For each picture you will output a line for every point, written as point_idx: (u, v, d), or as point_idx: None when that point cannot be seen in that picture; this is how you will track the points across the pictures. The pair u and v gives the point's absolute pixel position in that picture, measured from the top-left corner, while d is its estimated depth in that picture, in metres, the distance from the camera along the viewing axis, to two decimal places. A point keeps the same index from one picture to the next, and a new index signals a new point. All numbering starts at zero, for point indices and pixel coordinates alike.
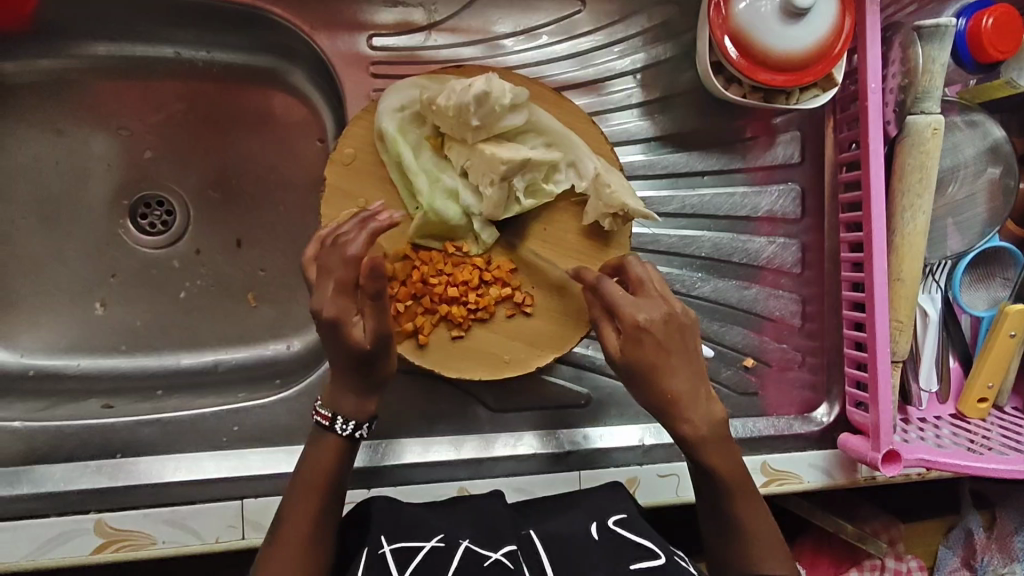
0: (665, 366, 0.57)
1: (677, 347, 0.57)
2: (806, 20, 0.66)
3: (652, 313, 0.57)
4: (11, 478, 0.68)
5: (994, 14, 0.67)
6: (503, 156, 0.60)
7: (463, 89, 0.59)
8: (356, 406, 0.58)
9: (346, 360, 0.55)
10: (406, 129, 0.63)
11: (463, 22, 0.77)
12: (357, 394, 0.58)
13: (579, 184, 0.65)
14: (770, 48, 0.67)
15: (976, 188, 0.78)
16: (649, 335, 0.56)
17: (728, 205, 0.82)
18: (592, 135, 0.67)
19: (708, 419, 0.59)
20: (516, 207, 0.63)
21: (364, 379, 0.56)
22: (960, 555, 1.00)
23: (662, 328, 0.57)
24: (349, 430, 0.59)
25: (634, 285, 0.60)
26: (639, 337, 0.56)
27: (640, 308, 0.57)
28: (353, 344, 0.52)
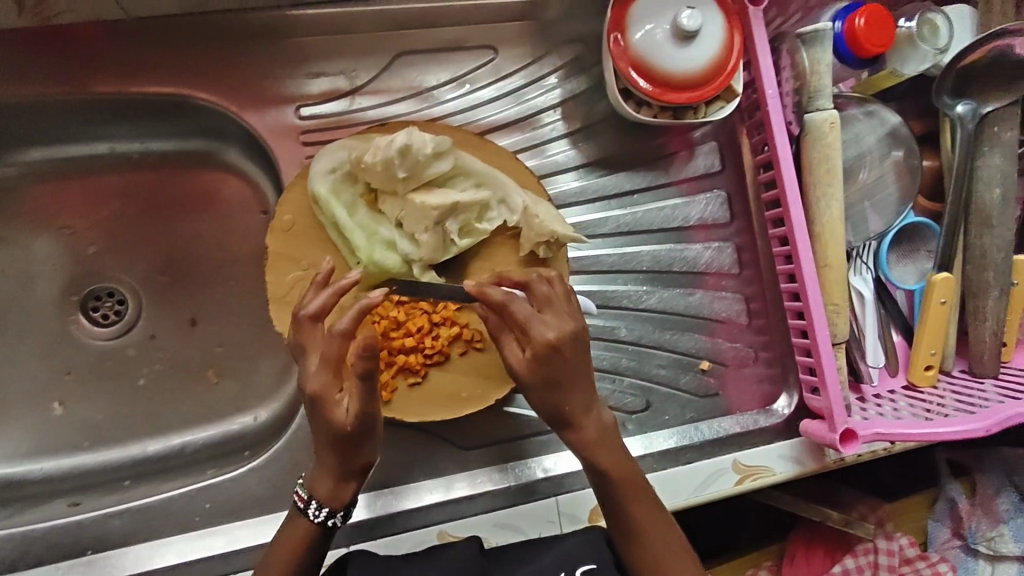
0: (571, 380, 0.58)
1: (581, 357, 0.58)
2: (698, 36, 0.71)
3: (559, 333, 0.57)
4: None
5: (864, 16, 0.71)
6: (433, 202, 0.64)
7: (387, 145, 0.62)
8: (335, 493, 0.60)
9: (332, 444, 0.57)
10: (339, 190, 0.65)
11: (385, 83, 0.80)
12: (332, 478, 0.60)
13: (510, 219, 0.68)
14: (672, 67, 0.72)
15: (885, 170, 0.84)
16: (558, 352, 0.56)
17: (660, 219, 0.86)
18: (517, 170, 0.70)
19: (600, 426, 0.61)
20: (453, 250, 0.66)
21: (342, 460, 0.58)
22: (949, 527, 1.02)
23: (570, 344, 0.57)
24: (321, 516, 0.60)
25: (539, 302, 0.59)
26: (549, 356, 0.56)
27: (549, 326, 0.56)
28: (336, 424, 0.55)
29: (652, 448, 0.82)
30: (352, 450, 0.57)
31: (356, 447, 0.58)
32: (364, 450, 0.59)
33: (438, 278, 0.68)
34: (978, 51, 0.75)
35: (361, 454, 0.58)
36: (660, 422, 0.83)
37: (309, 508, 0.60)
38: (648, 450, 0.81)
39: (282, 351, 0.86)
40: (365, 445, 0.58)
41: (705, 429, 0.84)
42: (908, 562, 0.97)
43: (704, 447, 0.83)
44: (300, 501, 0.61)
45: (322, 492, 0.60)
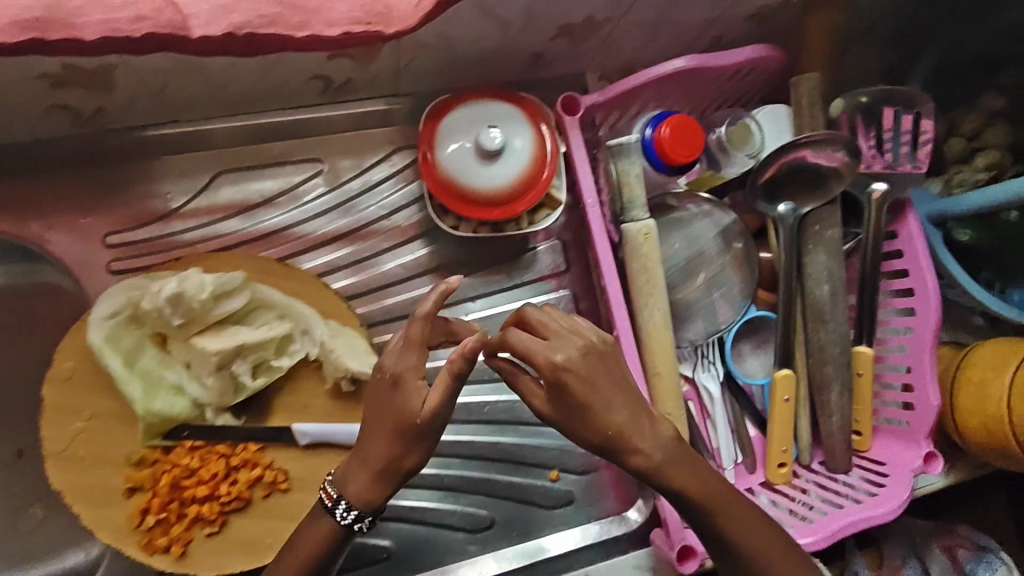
0: (597, 405, 0.54)
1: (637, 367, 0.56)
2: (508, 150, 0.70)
3: (620, 370, 0.56)
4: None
5: (667, 138, 0.72)
6: (213, 347, 0.61)
7: (157, 294, 0.60)
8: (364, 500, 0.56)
9: (404, 432, 0.53)
10: (116, 336, 0.61)
11: (204, 203, 0.76)
12: (373, 478, 0.55)
13: (312, 351, 0.66)
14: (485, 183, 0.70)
15: (725, 265, 0.83)
16: (570, 378, 0.53)
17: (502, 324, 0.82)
18: (321, 299, 0.67)
19: (659, 443, 0.57)
20: (244, 391, 0.64)
21: (367, 461, 0.54)
22: None
23: (582, 362, 0.53)
24: (348, 517, 0.56)
25: (536, 329, 0.56)
26: (557, 380, 0.53)
27: (555, 349, 0.53)
28: (404, 414, 0.53)
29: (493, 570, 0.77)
30: (405, 444, 0.53)
31: (435, 432, 0.53)
32: (415, 453, 0.55)
33: (236, 419, 0.65)
34: (771, 168, 0.77)
35: (439, 433, 0.54)
36: (507, 539, 0.80)
37: (337, 507, 0.56)
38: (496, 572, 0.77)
39: None
40: (437, 432, 0.54)
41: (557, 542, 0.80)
42: None
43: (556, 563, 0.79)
44: (326, 497, 0.57)
45: (356, 496, 0.56)
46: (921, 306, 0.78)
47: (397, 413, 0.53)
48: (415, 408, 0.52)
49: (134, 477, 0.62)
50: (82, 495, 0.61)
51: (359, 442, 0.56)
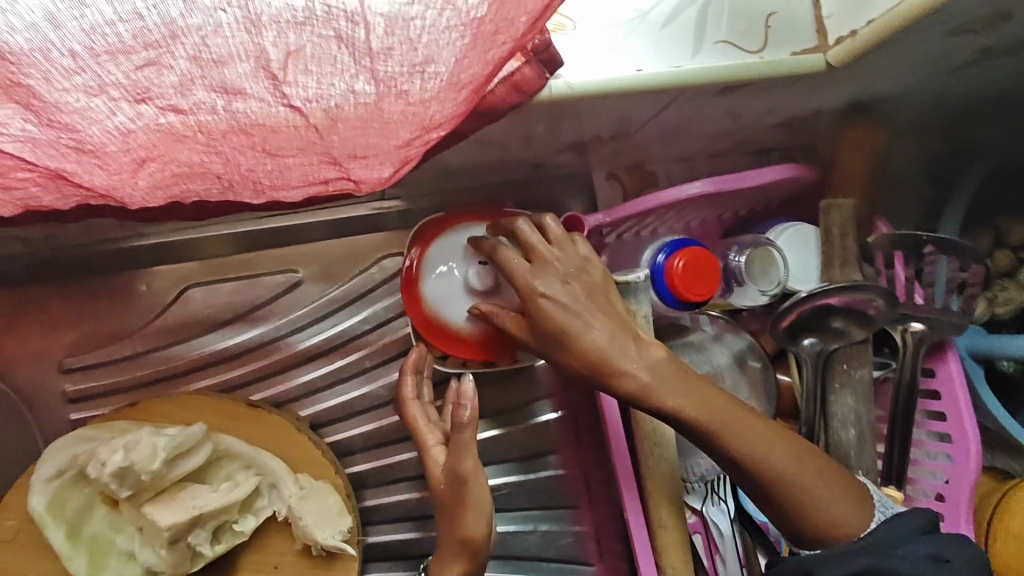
0: (575, 332, 0.55)
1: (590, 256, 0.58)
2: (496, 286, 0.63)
3: (594, 272, 0.57)
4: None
5: (680, 283, 0.65)
6: (166, 518, 0.55)
7: (106, 463, 0.54)
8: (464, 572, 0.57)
9: (452, 506, 0.57)
10: (62, 500, 0.56)
11: (170, 321, 0.71)
12: (455, 549, 0.57)
13: (280, 510, 0.60)
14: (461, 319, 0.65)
15: (744, 392, 0.75)
16: (551, 304, 0.55)
17: (492, 451, 0.76)
18: (292, 449, 0.62)
19: (646, 363, 0.56)
20: (202, 560, 0.57)
21: (448, 531, 0.57)
22: None
23: (565, 292, 0.56)
24: None
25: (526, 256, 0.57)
26: (535, 312, 0.56)
27: (533, 274, 0.56)
28: (433, 477, 0.59)
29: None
30: (459, 514, 0.57)
31: (473, 490, 0.56)
32: (471, 522, 0.57)
33: None
34: (793, 312, 0.69)
35: (480, 492, 0.57)
36: None
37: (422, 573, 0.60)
38: None
39: None
40: (482, 495, 0.57)
41: None
42: None
43: None
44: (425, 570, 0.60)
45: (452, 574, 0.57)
46: (957, 451, 0.70)
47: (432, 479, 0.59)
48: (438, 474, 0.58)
49: None
50: None
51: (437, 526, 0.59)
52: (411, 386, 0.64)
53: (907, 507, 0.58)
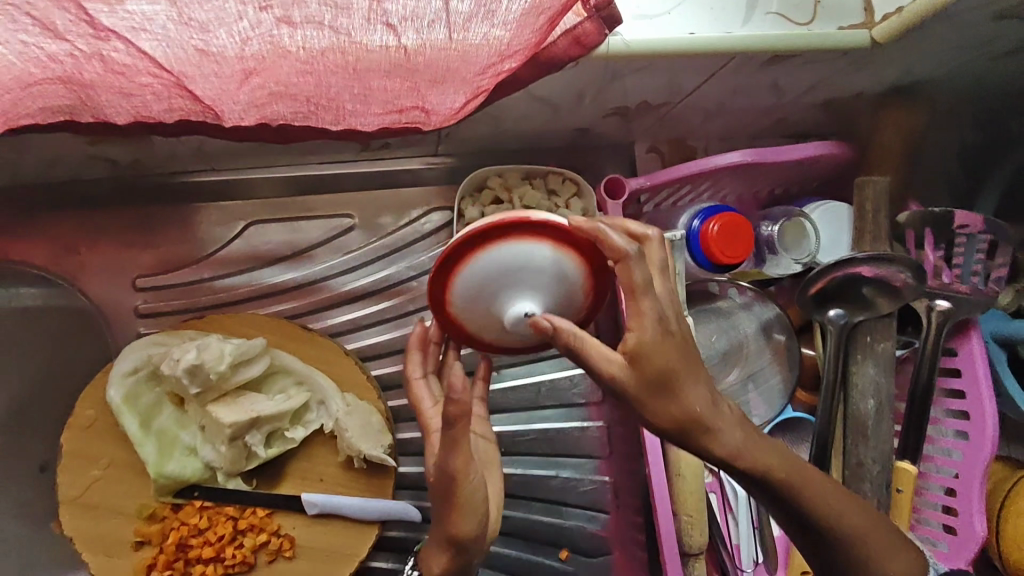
0: (677, 377, 0.42)
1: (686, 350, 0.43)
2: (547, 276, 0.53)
3: (669, 285, 0.44)
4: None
5: (715, 248, 0.68)
6: (228, 417, 0.61)
7: (179, 361, 0.60)
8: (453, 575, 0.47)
9: (439, 500, 0.44)
10: (136, 393, 0.62)
11: (235, 252, 0.77)
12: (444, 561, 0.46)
13: (326, 424, 0.65)
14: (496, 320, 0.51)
15: (766, 361, 0.79)
16: (649, 306, 0.41)
17: (522, 399, 0.81)
18: (340, 371, 0.67)
19: (732, 421, 0.45)
20: (255, 460, 0.63)
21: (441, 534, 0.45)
22: None
23: (659, 290, 0.41)
24: None
25: (631, 288, 0.42)
26: (643, 330, 0.41)
27: (631, 265, 0.42)
28: (433, 476, 0.44)
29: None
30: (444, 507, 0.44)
31: (466, 477, 0.43)
32: (461, 522, 0.45)
33: (247, 483, 0.65)
34: (821, 280, 0.72)
35: (464, 467, 0.43)
36: None
37: None
38: None
39: None
40: (478, 491, 0.44)
41: None
42: None
43: None
44: None
45: (434, 568, 0.47)
46: (973, 430, 0.72)
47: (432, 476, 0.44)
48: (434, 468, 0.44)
49: (143, 531, 0.63)
50: (94, 544, 0.62)
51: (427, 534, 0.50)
52: (419, 359, 0.53)
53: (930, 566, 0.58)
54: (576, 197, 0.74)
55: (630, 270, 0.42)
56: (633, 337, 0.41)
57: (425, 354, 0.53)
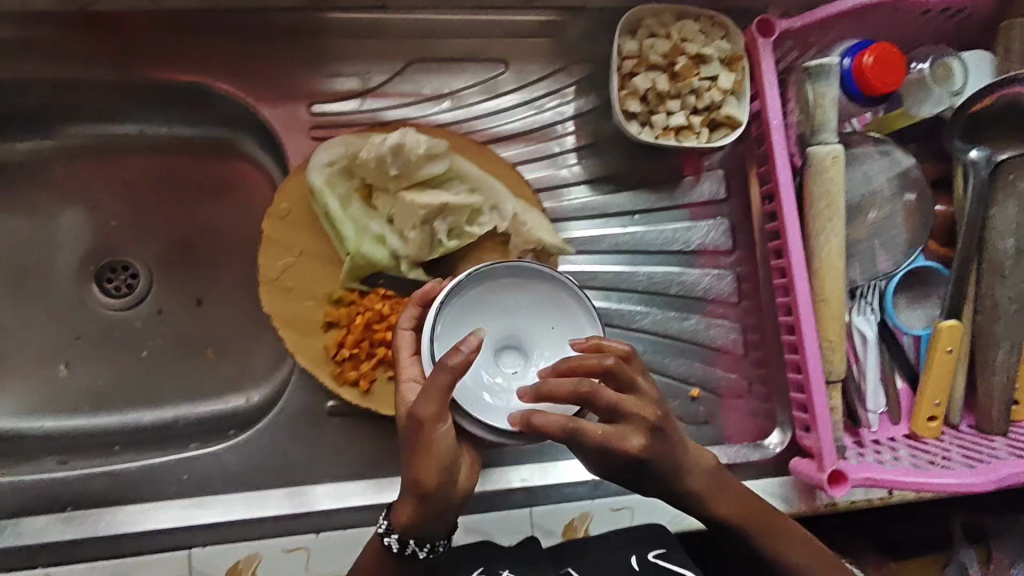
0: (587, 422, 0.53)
1: (670, 446, 0.57)
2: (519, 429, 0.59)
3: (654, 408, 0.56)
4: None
5: (870, 74, 0.72)
6: (423, 200, 0.66)
7: (382, 143, 0.64)
8: (416, 521, 0.54)
9: (408, 447, 0.53)
10: (334, 182, 0.67)
11: (397, 87, 0.82)
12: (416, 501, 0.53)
13: (500, 225, 0.69)
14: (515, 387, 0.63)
15: (896, 209, 0.81)
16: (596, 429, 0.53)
17: (659, 241, 0.85)
18: (512, 179, 0.71)
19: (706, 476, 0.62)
20: (440, 249, 0.68)
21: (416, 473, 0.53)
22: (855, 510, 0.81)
23: (641, 414, 0.55)
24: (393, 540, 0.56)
25: (615, 402, 0.54)
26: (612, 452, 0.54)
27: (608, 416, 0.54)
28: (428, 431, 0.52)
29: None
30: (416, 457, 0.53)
31: (433, 438, 0.52)
32: (426, 467, 0.52)
33: (426, 276, 0.69)
34: (986, 100, 0.77)
35: (439, 442, 0.52)
36: None
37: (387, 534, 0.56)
38: None
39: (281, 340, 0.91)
40: (447, 440, 0.52)
41: None
42: None
43: None
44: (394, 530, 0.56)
45: (401, 515, 0.55)
46: None
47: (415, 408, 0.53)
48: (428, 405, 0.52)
49: (333, 314, 0.68)
50: (290, 323, 0.68)
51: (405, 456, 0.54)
52: (410, 365, 0.58)
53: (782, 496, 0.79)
54: (723, 39, 0.75)
55: (630, 442, 0.54)
56: (621, 448, 0.54)
57: (418, 351, 0.59)
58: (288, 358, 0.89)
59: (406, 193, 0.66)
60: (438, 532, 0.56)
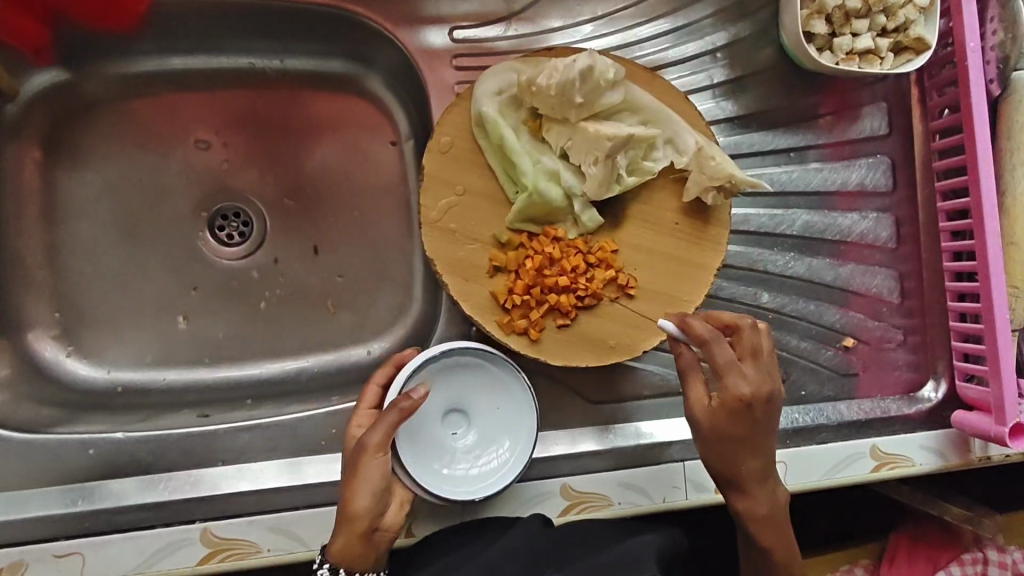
0: (731, 367, 0.58)
1: (766, 423, 0.60)
2: (447, 488, 0.64)
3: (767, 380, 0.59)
4: (79, 494, 0.67)
5: None
6: (608, 132, 0.61)
7: (567, 67, 0.59)
8: (350, 551, 0.58)
9: (346, 473, 0.60)
10: (505, 112, 0.63)
11: (541, 11, 0.77)
12: (356, 534, 0.58)
13: (678, 161, 0.64)
14: (431, 443, 0.66)
15: None
16: (736, 370, 0.58)
17: (815, 180, 0.79)
18: (687, 111, 0.65)
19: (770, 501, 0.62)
20: (618, 186, 0.63)
21: (348, 504, 0.58)
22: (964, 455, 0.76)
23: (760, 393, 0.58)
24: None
25: (743, 350, 0.59)
26: (735, 409, 0.58)
27: (748, 380, 0.58)
28: (361, 460, 0.59)
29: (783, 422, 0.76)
30: (345, 486, 0.59)
31: (364, 468, 0.59)
32: (358, 499, 0.58)
33: (597, 218, 0.64)
34: None
35: (372, 472, 0.59)
36: (796, 397, 0.78)
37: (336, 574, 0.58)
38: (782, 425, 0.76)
39: (401, 287, 0.84)
40: (378, 471, 0.59)
41: (844, 409, 0.78)
42: None
43: (841, 428, 0.77)
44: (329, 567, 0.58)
45: (335, 544, 0.58)
46: None
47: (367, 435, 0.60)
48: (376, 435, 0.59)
49: (500, 257, 0.63)
50: (453, 266, 0.63)
51: (343, 507, 0.59)
52: (364, 413, 0.65)
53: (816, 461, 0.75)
54: None
55: (740, 386, 0.58)
56: (732, 383, 0.58)
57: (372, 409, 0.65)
58: (413, 309, 0.83)
59: (586, 124, 0.62)
60: (366, 565, 0.59)
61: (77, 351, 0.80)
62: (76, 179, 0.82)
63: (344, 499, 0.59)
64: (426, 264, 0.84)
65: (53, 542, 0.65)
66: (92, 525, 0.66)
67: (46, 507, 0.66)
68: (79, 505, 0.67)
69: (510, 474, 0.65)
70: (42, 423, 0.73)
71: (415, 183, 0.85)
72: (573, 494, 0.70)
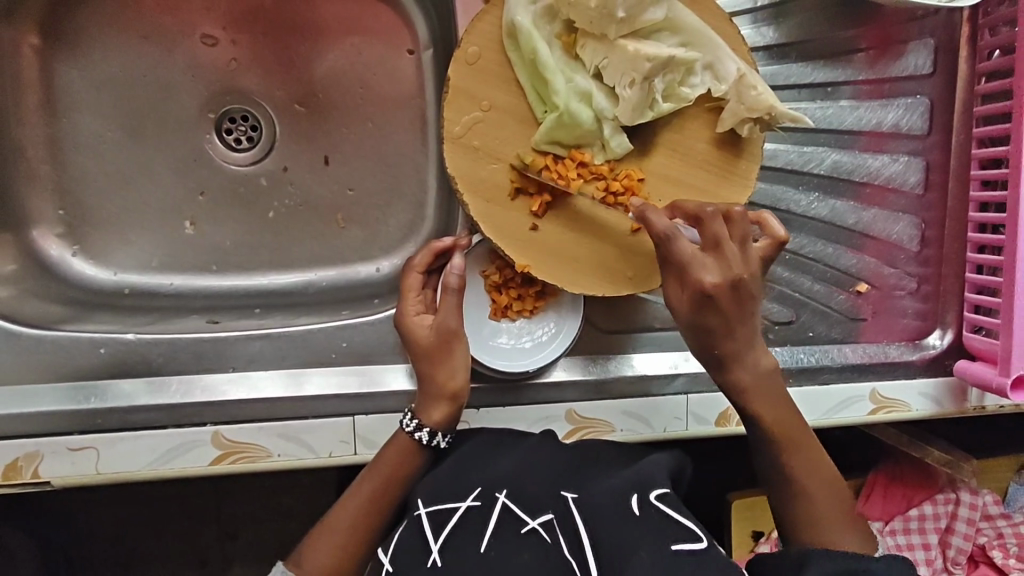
0: (695, 260, 0.55)
1: (740, 310, 0.57)
2: (499, 360, 0.70)
3: (733, 268, 0.55)
4: (90, 393, 0.68)
5: None
6: (646, 52, 0.58)
7: None
8: (444, 414, 0.62)
9: (427, 356, 0.62)
10: (539, 23, 0.60)
11: None
12: (443, 402, 0.62)
13: (716, 88, 0.61)
14: (485, 319, 0.72)
15: None
16: (699, 261, 0.55)
17: (851, 119, 0.76)
18: (731, 35, 0.62)
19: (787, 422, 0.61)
20: (652, 112, 0.60)
21: (435, 376, 0.62)
22: (956, 403, 0.78)
23: (728, 284, 0.55)
24: (438, 441, 0.62)
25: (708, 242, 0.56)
26: (705, 299, 0.55)
27: (708, 270, 0.55)
28: (431, 334, 0.62)
29: (788, 361, 0.77)
30: (432, 366, 0.62)
31: (450, 346, 0.62)
32: (446, 371, 0.62)
33: (626, 144, 0.62)
34: None
35: (460, 348, 0.63)
36: (804, 338, 0.78)
37: (428, 437, 0.62)
38: (788, 364, 0.76)
39: (412, 205, 0.82)
40: (458, 343, 0.63)
41: (846, 352, 0.78)
42: (987, 518, 0.96)
43: (844, 370, 0.78)
44: (424, 436, 0.62)
45: (430, 410, 0.62)
46: None
47: (439, 314, 0.62)
48: (448, 312, 0.62)
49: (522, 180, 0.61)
50: (475, 187, 0.61)
51: (424, 378, 0.62)
52: (415, 297, 0.64)
53: (814, 400, 0.76)
54: None
55: (704, 277, 0.55)
56: (694, 276, 0.55)
57: (420, 293, 0.65)
58: (423, 228, 0.82)
59: (624, 42, 0.58)
60: (453, 421, 0.63)
61: (82, 250, 0.78)
62: (75, 69, 0.77)
63: (435, 379, 0.62)
64: (441, 183, 0.81)
65: (67, 436, 0.66)
66: (105, 422, 0.67)
67: (57, 403, 0.67)
68: (89, 403, 0.67)
69: (551, 354, 0.71)
70: (48, 320, 0.73)
71: (433, 97, 0.81)
72: (578, 419, 0.72)
